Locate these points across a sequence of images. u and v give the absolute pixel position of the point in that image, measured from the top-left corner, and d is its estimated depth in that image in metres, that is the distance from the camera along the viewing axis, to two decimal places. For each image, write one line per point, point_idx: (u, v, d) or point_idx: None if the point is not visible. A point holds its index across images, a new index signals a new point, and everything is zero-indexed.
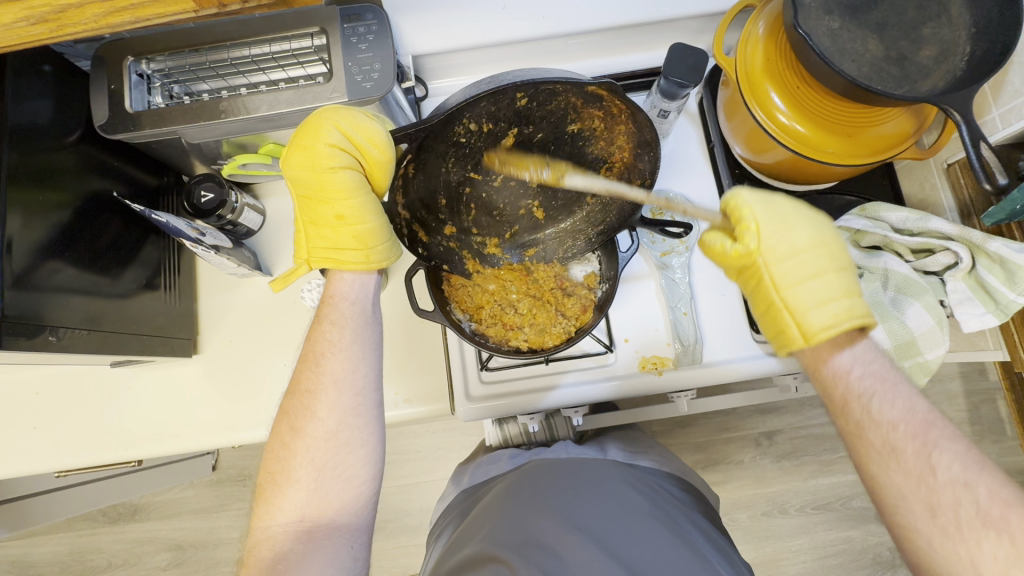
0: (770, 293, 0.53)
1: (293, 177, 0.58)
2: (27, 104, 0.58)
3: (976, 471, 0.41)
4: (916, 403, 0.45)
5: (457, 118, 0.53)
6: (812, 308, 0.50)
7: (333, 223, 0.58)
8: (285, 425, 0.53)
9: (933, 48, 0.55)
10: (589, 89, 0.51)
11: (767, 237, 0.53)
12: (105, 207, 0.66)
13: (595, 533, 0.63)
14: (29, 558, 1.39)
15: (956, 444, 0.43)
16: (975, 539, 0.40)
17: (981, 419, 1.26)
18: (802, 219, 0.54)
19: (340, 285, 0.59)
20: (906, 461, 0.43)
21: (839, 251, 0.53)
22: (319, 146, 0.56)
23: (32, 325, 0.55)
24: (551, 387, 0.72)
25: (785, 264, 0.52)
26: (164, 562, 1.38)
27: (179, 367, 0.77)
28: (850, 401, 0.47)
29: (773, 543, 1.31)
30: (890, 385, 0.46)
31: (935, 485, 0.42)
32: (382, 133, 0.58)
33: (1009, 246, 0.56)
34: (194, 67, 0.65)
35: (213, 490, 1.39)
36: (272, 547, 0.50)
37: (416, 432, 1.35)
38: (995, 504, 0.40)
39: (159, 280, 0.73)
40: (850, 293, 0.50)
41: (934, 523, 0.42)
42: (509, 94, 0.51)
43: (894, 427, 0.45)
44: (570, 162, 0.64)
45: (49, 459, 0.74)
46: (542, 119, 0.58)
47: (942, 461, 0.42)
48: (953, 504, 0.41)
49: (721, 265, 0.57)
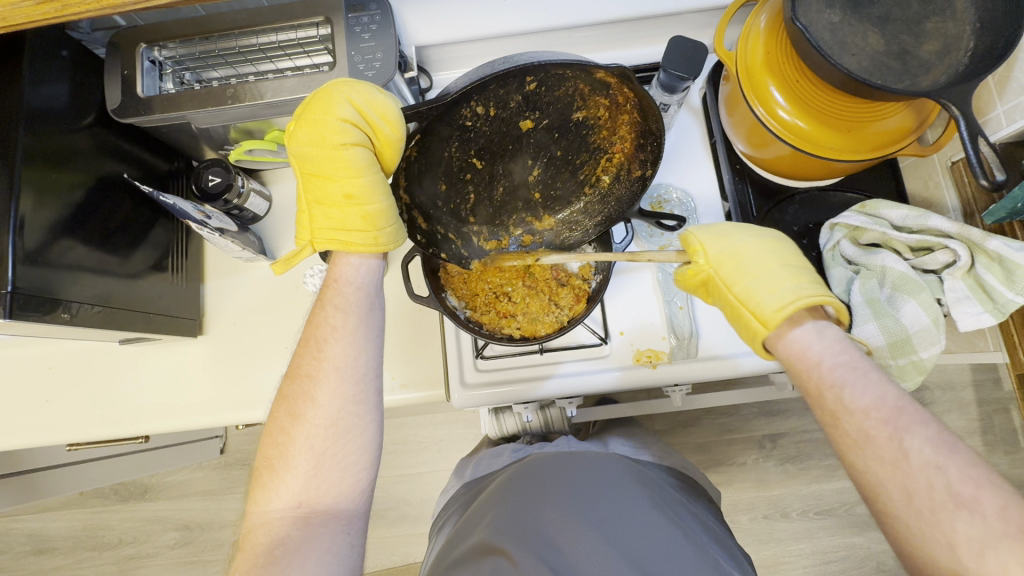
0: (728, 294, 0.58)
1: (300, 151, 0.58)
2: (42, 87, 0.60)
3: (946, 453, 0.42)
4: (886, 390, 0.46)
5: (465, 99, 0.54)
6: (764, 296, 0.54)
7: (341, 203, 0.58)
8: (284, 410, 0.54)
9: (936, 43, 0.54)
10: (598, 75, 0.54)
11: (715, 253, 0.60)
12: (116, 189, 0.68)
13: (596, 519, 0.64)
14: (43, 532, 1.44)
15: (927, 428, 0.43)
16: (948, 520, 0.40)
17: (993, 429, 1.24)
18: (744, 231, 0.61)
19: (345, 268, 0.60)
20: (882, 450, 0.43)
21: (782, 249, 0.58)
22: (330, 120, 0.57)
23: (47, 300, 0.57)
24: (544, 377, 0.73)
25: (734, 268, 0.58)
26: (171, 540, 1.42)
27: (184, 347, 0.80)
28: (825, 393, 0.47)
29: (774, 546, 1.29)
30: (860, 374, 0.47)
31: (909, 470, 0.42)
32: (394, 110, 0.59)
33: (1009, 245, 0.56)
34: (203, 55, 0.67)
35: (220, 472, 1.42)
36: (268, 533, 0.50)
37: (418, 423, 1.37)
38: (966, 484, 0.40)
39: (167, 261, 0.75)
40: (797, 278, 0.54)
41: (910, 508, 0.42)
42: (520, 75, 0.53)
43: (867, 414, 0.45)
44: (572, 151, 0.66)
45: (58, 431, 0.77)
46: (550, 106, 0.60)
47: (914, 446, 0.43)
48: (927, 487, 0.41)
49: (688, 287, 0.63)
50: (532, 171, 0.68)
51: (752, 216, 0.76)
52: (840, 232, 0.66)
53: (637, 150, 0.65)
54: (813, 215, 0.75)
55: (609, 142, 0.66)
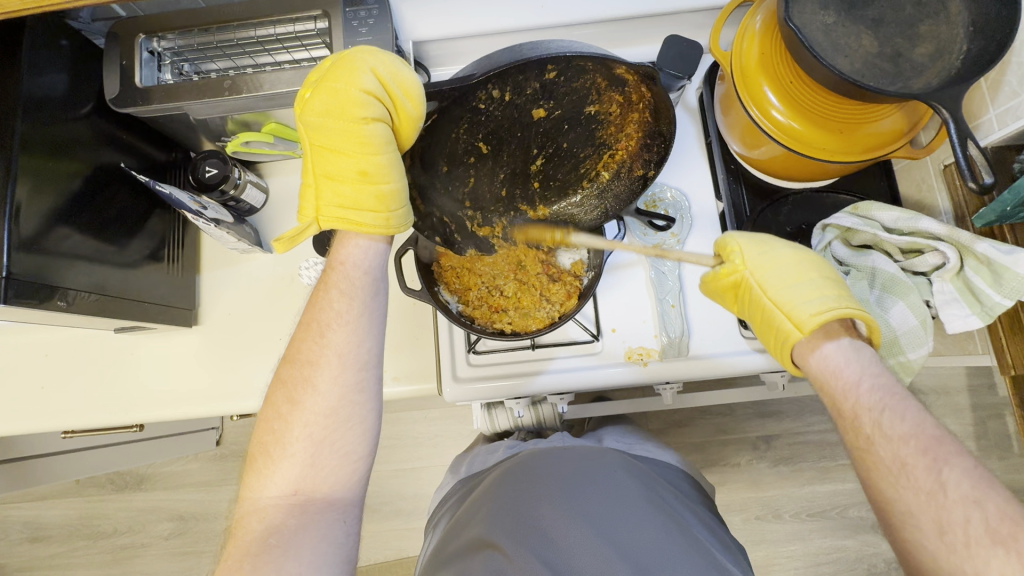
0: (762, 297, 0.59)
1: (314, 122, 0.57)
2: (41, 76, 0.60)
3: (985, 490, 0.42)
4: (925, 421, 0.46)
5: (484, 82, 0.57)
6: (802, 300, 0.55)
7: (356, 179, 0.57)
8: (282, 396, 0.53)
9: (929, 45, 0.55)
10: (618, 71, 0.57)
11: (752, 258, 0.61)
12: (113, 179, 0.68)
13: (588, 513, 0.65)
14: (40, 519, 1.45)
15: (967, 463, 0.44)
16: (983, 556, 0.40)
17: (987, 434, 1.24)
18: (779, 241, 0.63)
19: (351, 251, 0.58)
20: (919, 480, 0.44)
21: (820, 262, 0.60)
22: (352, 91, 0.56)
23: (45, 288, 0.58)
24: (536, 372, 0.73)
25: (770, 273, 0.59)
26: (166, 531, 1.43)
27: (179, 336, 0.80)
28: (862, 415, 0.49)
29: (766, 547, 1.30)
30: (900, 401, 0.48)
31: (945, 503, 0.43)
32: (417, 86, 0.59)
33: (996, 248, 0.56)
34: (202, 47, 0.68)
35: (217, 463, 1.43)
36: (261, 520, 0.49)
37: (414, 418, 1.37)
38: (1004, 523, 0.41)
39: (163, 252, 0.76)
40: (835, 289, 0.56)
41: (942, 541, 0.43)
42: (542, 64, 0.55)
43: (905, 443, 0.46)
44: (577, 145, 0.68)
45: (52, 418, 0.77)
46: (564, 97, 0.62)
47: (952, 479, 0.43)
48: (962, 522, 0.42)
49: (718, 289, 0.65)
50: (534, 162, 0.69)
51: (746, 216, 0.76)
52: (832, 232, 0.67)
53: (642, 150, 0.66)
54: (805, 215, 0.75)
55: (614, 138, 0.67)
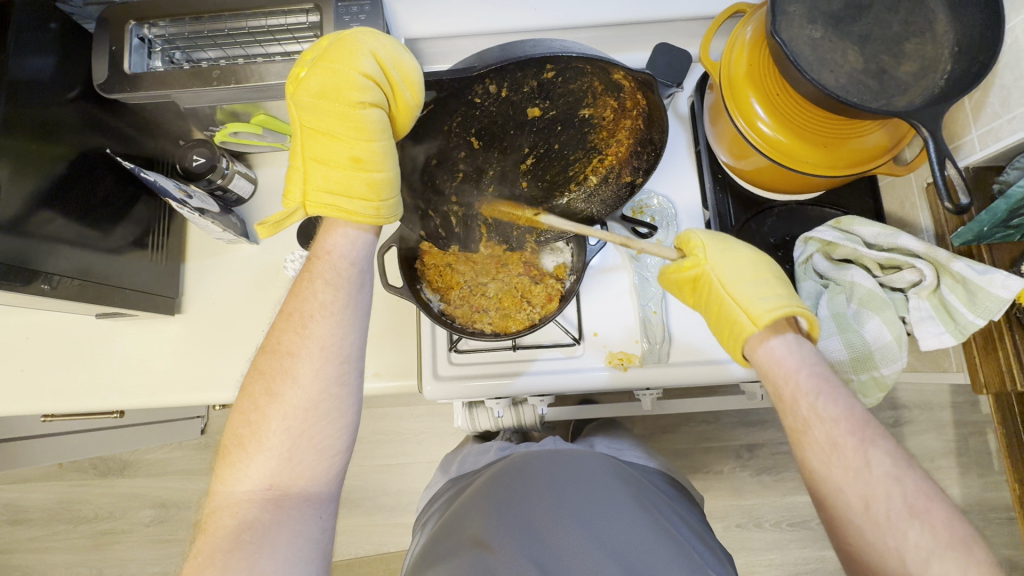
0: (719, 291, 0.59)
1: (308, 104, 0.56)
2: (29, 59, 0.60)
3: (904, 468, 0.46)
4: (852, 403, 0.49)
5: (482, 77, 0.55)
6: (756, 296, 0.56)
7: (348, 165, 0.56)
8: (260, 387, 0.53)
9: (913, 63, 0.55)
10: (616, 76, 0.56)
11: (711, 254, 0.62)
12: (98, 165, 0.68)
13: (575, 512, 0.65)
14: (20, 502, 1.44)
15: (888, 442, 0.47)
16: (902, 529, 0.44)
17: (968, 450, 1.25)
18: (739, 242, 0.64)
19: (339, 241, 0.57)
20: (848, 459, 0.46)
21: (775, 266, 0.61)
22: (353, 74, 0.55)
23: (28, 271, 0.58)
24: (518, 373, 0.73)
25: (726, 269, 0.60)
26: (147, 518, 1.43)
27: (160, 324, 0.80)
28: (800, 398, 0.49)
29: (745, 555, 1.31)
30: (833, 386, 0.50)
31: (869, 480, 0.45)
32: (417, 73, 0.58)
33: (972, 267, 0.57)
34: (193, 36, 0.68)
35: (200, 453, 1.43)
36: (234, 515, 0.49)
37: (399, 415, 1.37)
38: (919, 498, 0.44)
39: (148, 239, 0.76)
40: (785, 291, 0.57)
41: (866, 515, 0.45)
42: (541, 62, 0.53)
43: (837, 424, 0.47)
44: (569, 147, 0.67)
45: (29, 402, 0.77)
46: (560, 97, 0.61)
47: (876, 458, 0.46)
48: (885, 498, 0.45)
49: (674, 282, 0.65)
50: (524, 162, 0.69)
51: (729, 226, 0.77)
52: (813, 246, 0.67)
53: (632, 156, 0.67)
54: (788, 227, 0.76)
55: (606, 143, 0.67)
